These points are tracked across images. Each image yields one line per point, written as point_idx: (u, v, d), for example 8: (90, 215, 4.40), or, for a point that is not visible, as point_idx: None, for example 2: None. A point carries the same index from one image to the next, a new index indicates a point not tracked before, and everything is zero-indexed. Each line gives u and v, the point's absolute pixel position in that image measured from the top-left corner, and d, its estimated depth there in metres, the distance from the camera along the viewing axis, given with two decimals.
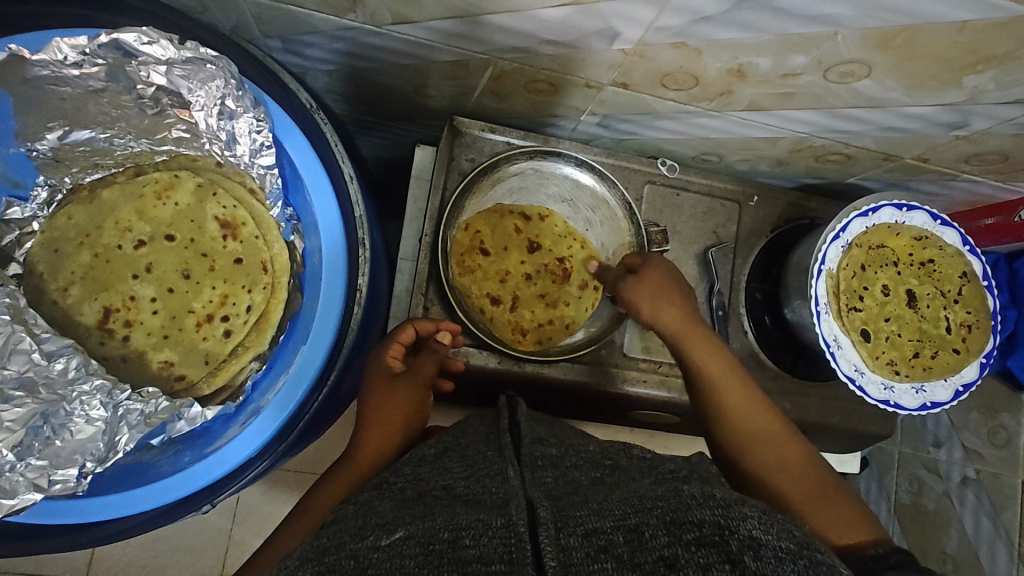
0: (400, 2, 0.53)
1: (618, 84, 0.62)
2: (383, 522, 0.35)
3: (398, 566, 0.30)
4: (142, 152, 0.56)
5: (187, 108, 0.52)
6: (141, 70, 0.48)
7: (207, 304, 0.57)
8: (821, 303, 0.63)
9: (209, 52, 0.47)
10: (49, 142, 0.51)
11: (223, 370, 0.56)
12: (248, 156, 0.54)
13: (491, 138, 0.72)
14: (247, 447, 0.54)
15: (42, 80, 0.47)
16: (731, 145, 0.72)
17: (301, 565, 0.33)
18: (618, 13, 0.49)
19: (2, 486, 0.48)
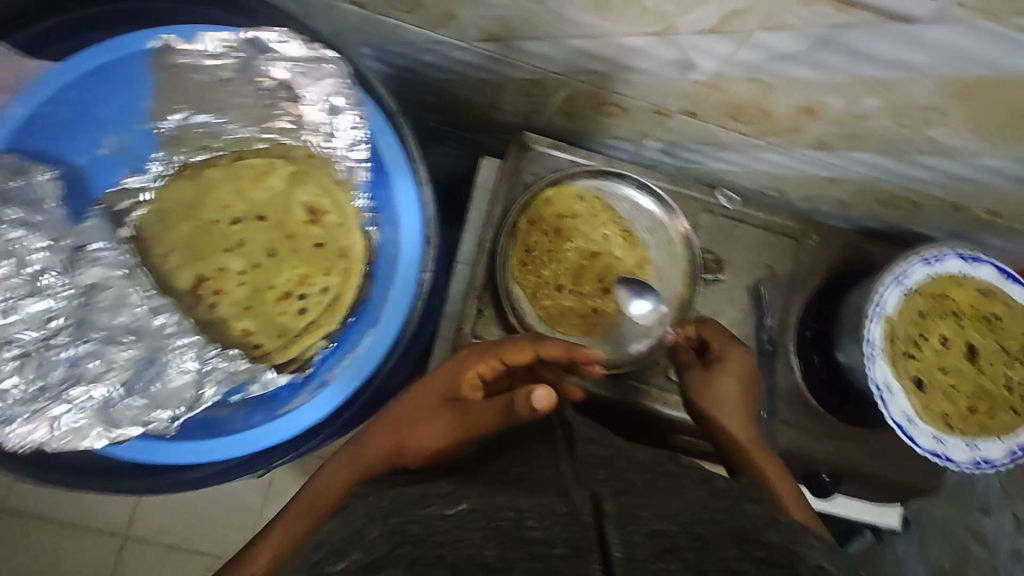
0: (491, 21, 0.57)
1: (687, 113, 0.64)
2: (444, 493, 0.37)
3: (462, 537, 0.32)
4: (246, 139, 0.60)
5: (298, 103, 0.59)
6: (264, 65, 0.56)
7: (287, 281, 0.61)
8: (875, 346, 0.62)
9: (330, 53, 0.54)
10: (174, 121, 0.58)
11: (295, 343, 0.60)
12: (344, 148, 0.59)
13: (556, 155, 0.74)
14: (318, 409, 0.59)
15: (182, 66, 0.56)
16: (793, 182, 0.73)
17: (365, 529, 0.34)
18: (696, 46, 0.52)
19: (110, 417, 0.55)
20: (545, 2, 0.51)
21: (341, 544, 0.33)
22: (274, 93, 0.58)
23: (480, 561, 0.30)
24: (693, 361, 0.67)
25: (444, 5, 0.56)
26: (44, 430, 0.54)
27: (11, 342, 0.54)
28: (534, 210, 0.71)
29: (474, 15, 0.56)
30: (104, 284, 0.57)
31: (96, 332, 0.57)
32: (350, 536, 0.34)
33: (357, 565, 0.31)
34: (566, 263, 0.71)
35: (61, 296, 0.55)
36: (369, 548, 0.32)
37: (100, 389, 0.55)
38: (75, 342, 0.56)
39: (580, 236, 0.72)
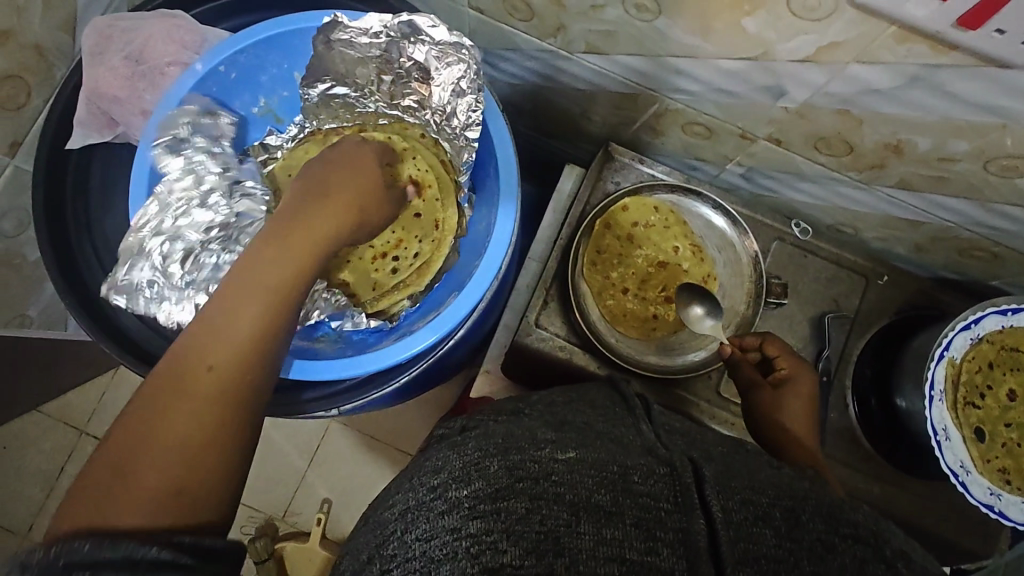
0: (598, 35, 0.62)
1: (771, 140, 0.67)
2: (552, 439, 0.42)
3: (579, 480, 0.37)
4: (371, 114, 0.69)
5: (427, 83, 0.64)
6: (408, 47, 0.61)
7: (385, 243, 0.68)
8: (935, 389, 0.62)
9: (467, 42, 0.57)
10: (319, 90, 0.65)
11: (387, 296, 0.67)
12: (460, 128, 0.64)
13: (638, 168, 0.78)
14: (401, 351, 0.60)
15: (338, 42, 0.60)
16: (870, 220, 0.74)
17: (484, 462, 0.39)
18: (790, 74, 0.55)
19: None
20: (652, 21, 0.56)
21: (461, 472, 0.38)
22: (409, 72, 0.64)
23: (595, 503, 0.36)
24: (756, 375, 0.67)
25: (557, 16, 0.62)
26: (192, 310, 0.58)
27: (176, 237, 0.60)
28: (610, 214, 0.75)
29: (583, 27, 0.62)
30: (250, 215, 0.65)
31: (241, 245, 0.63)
32: (471, 467, 0.39)
33: (482, 494, 0.36)
34: (634, 268, 0.75)
35: (222, 213, 0.63)
36: (489, 479, 0.37)
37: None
38: (226, 250, 0.62)
39: (650, 245, 0.75)
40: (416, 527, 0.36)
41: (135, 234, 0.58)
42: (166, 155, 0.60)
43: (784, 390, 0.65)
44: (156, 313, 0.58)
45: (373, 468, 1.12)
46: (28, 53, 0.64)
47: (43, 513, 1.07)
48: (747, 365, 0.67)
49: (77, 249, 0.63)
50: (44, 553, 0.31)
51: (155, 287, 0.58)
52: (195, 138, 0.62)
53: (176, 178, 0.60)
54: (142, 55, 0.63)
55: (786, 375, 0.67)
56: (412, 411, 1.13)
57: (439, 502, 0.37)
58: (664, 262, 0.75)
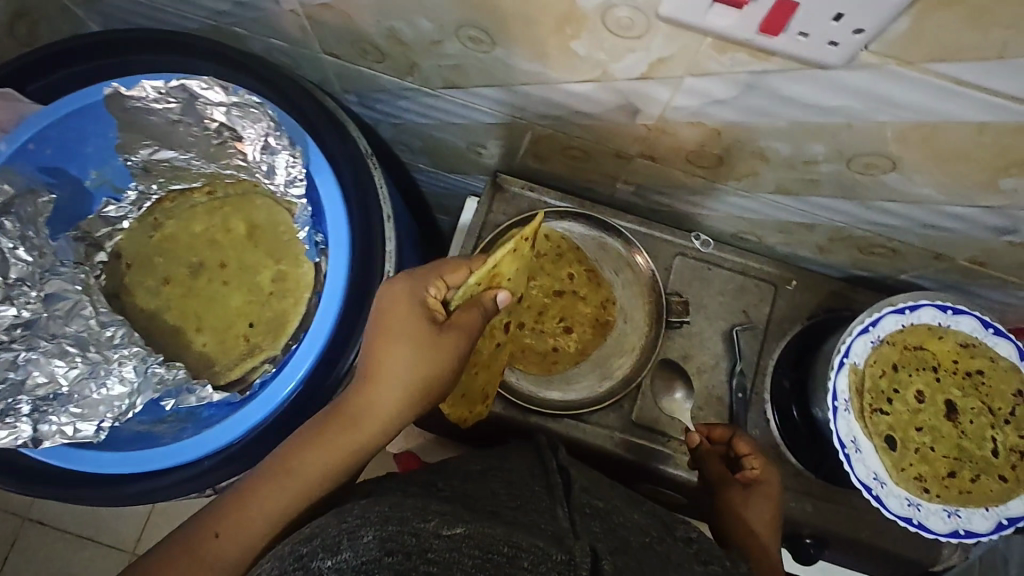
0: (449, 70, 0.60)
1: (646, 157, 0.65)
2: (442, 510, 0.41)
3: (458, 562, 0.37)
4: (213, 173, 0.67)
5: (242, 142, 0.62)
6: (204, 108, 0.59)
7: (236, 307, 0.65)
8: (839, 398, 0.59)
9: (254, 98, 0.57)
10: (142, 155, 0.63)
11: (239, 365, 0.63)
12: (285, 185, 0.63)
13: (530, 195, 0.76)
14: (223, 434, 0.56)
15: (136, 109, 0.58)
16: (767, 227, 0.72)
17: (358, 531, 0.38)
18: (635, 91, 0.53)
19: (37, 435, 0.55)
20: (491, 52, 0.54)
21: (334, 539, 0.38)
22: (221, 135, 0.62)
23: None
24: (722, 473, 0.64)
25: (406, 55, 0.60)
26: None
27: None
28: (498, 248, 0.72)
29: (433, 63, 0.60)
30: (63, 295, 0.62)
31: (47, 342, 0.61)
32: (346, 535, 0.39)
33: (345, 566, 0.37)
34: (528, 301, 0.71)
35: (33, 307, 0.60)
36: (359, 551, 0.37)
37: (52, 412, 0.57)
38: (42, 348, 0.60)
39: (544, 275, 0.72)
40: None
41: None
42: None
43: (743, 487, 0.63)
44: None
45: None
46: None
47: None
48: (715, 460, 0.65)
49: None
50: None
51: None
52: (4, 220, 0.58)
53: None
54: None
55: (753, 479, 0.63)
56: None
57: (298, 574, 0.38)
58: (556, 292, 0.72)
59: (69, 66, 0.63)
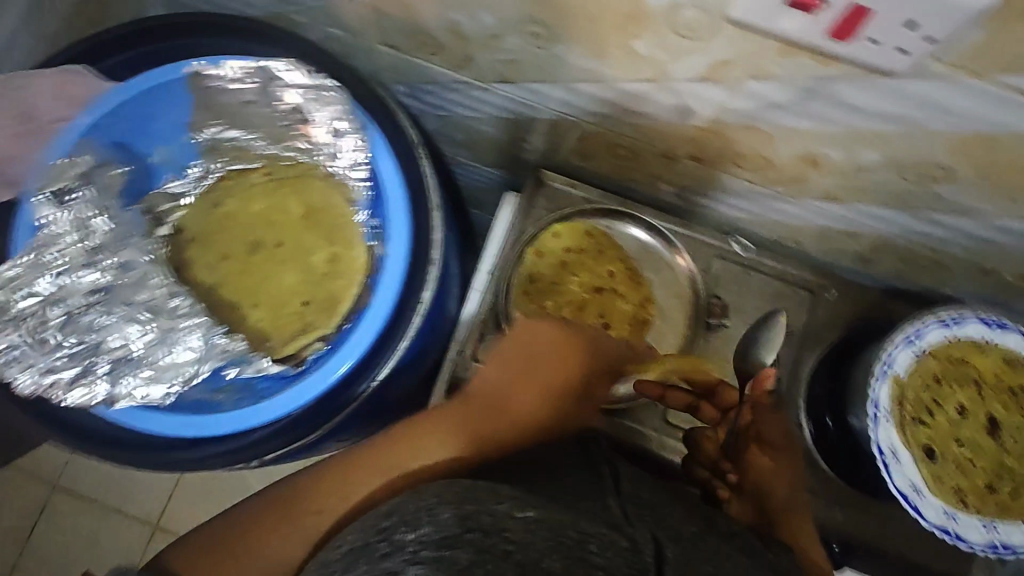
0: (505, 65, 0.61)
1: (693, 158, 0.65)
2: (512, 493, 0.42)
3: (531, 542, 0.38)
4: (273, 155, 0.65)
5: (309, 125, 0.62)
6: (278, 91, 0.60)
7: (295, 289, 0.62)
8: (880, 408, 0.59)
9: (330, 82, 0.58)
10: (209, 133, 0.63)
11: (294, 341, 0.61)
12: (346, 168, 0.62)
13: (571, 191, 0.76)
14: (288, 402, 0.58)
15: (212, 88, 0.60)
16: (809, 234, 0.72)
17: (436, 508, 0.40)
18: (692, 93, 0.54)
19: (112, 395, 0.57)
20: (549, 48, 0.55)
21: (413, 515, 0.40)
22: (290, 117, 0.62)
23: (542, 567, 0.36)
24: (779, 437, 0.64)
25: (462, 48, 0.61)
26: (65, 373, 0.57)
27: (54, 300, 0.58)
28: (540, 241, 0.73)
29: (489, 57, 0.61)
30: (136, 263, 0.62)
31: (123, 307, 0.60)
32: (423, 511, 0.40)
33: (428, 540, 0.38)
34: (568, 296, 0.72)
35: (111, 272, 0.60)
36: (439, 526, 0.38)
37: (125, 373, 0.58)
38: (118, 313, 0.60)
39: (585, 271, 0.73)
40: (357, 566, 0.38)
41: (7, 293, 0.56)
42: (50, 206, 0.58)
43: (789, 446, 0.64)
44: (17, 376, 0.56)
45: None
46: None
47: (22, 557, 1.17)
48: (778, 425, 0.64)
49: None
50: None
51: (21, 349, 0.56)
52: (87, 188, 0.59)
53: (60, 234, 0.58)
54: (26, 112, 0.61)
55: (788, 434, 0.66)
56: None
57: (382, 545, 0.39)
58: (599, 287, 0.73)
59: (136, 47, 0.66)
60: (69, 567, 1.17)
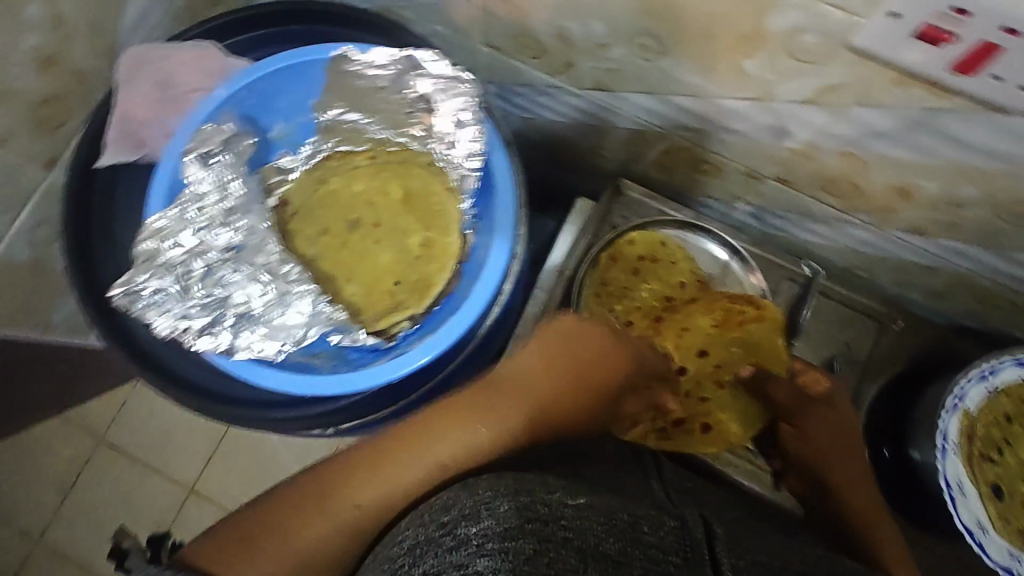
0: (606, 73, 0.64)
1: (779, 179, 0.67)
2: (561, 483, 0.44)
3: (591, 527, 0.39)
4: (382, 139, 0.68)
5: (431, 115, 0.64)
6: (412, 79, 0.62)
7: (389, 268, 0.66)
8: (949, 441, 0.60)
9: (468, 76, 0.60)
10: (329, 115, 0.66)
11: (385, 317, 0.64)
12: (460, 158, 0.63)
13: (649, 203, 0.79)
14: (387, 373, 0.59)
15: (351, 72, 0.62)
16: (883, 264, 0.73)
17: (494, 500, 0.40)
18: (793, 115, 0.55)
19: (235, 344, 0.58)
20: (656, 60, 0.58)
21: (473, 508, 0.40)
22: (414, 104, 0.64)
23: (602, 551, 0.38)
24: (788, 399, 0.65)
25: (566, 54, 0.64)
26: (196, 322, 0.58)
27: (198, 252, 0.60)
28: (616, 247, 0.75)
29: (591, 65, 0.63)
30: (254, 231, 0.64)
31: (248, 267, 0.62)
32: (482, 505, 0.40)
33: (491, 532, 0.38)
34: (638, 302, 0.74)
35: (242, 233, 0.63)
36: (500, 517, 0.39)
37: (246, 328, 0.59)
38: (242, 271, 0.62)
39: (655, 280, 0.75)
40: (423, 562, 0.38)
41: (154, 242, 0.58)
42: (195, 166, 0.60)
43: (807, 407, 0.64)
44: (154, 320, 0.57)
45: None
46: (70, 78, 0.64)
47: (56, 519, 1.10)
48: (783, 388, 0.65)
49: (94, 252, 0.63)
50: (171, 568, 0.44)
51: (165, 296, 0.58)
52: (225, 155, 0.62)
53: (204, 194, 0.60)
54: (171, 82, 0.66)
55: (824, 392, 0.64)
56: None
57: (447, 539, 0.39)
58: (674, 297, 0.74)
59: (257, 29, 0.70)
60: (105, 532, 1.10)
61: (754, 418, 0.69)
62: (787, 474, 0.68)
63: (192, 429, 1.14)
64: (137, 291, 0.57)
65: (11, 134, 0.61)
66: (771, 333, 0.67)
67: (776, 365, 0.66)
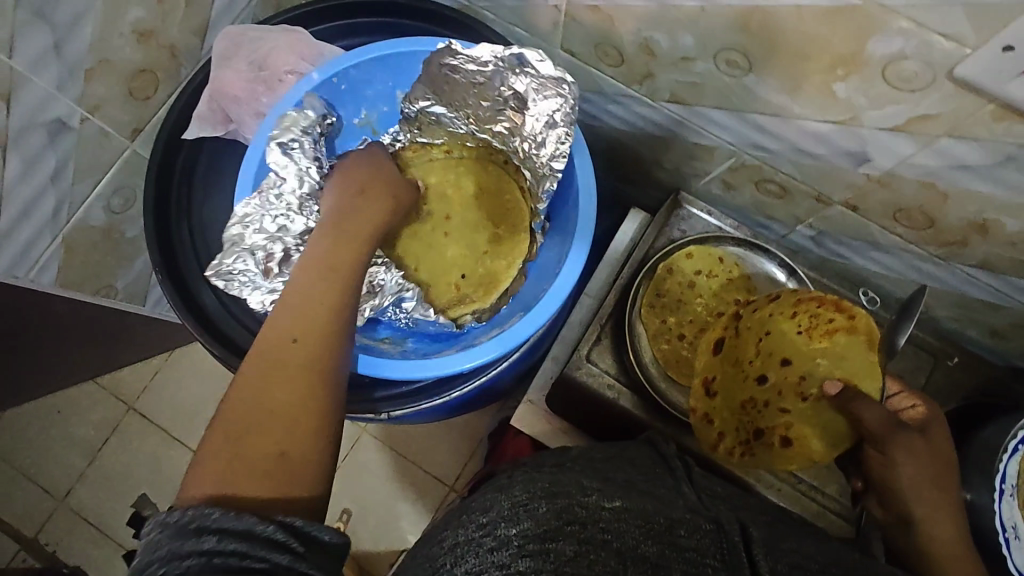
0: (685, 86, 0.64)
1: (848, 205, 0.66)
2: (598, 487, 0.44)
3: (628, 530, 0.40)
4: (462, 134, 0.71)
5: (522, 112, 0.65)
6: (511, 76, 0.62)
7: (455, 259, 0.69)
8: (1007, 484, 0.62)
9: (569, 79, 0.59)
10: (419, 106, 0.68)
11: (453, 308, 0.69)
12: (547, 158, 0.65)
13: (705, 219, 0.80)
14: (461, 360, 0.62)
15: (450, 66, 0.63)
16: (943, 299, 0.72)
17: (532, 503, 0.41)
18: (877, 142, 0.55)
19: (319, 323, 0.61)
20: (741, 78, 0.58)
21: (511, 511, 0.41)
22: (506, 101, 0.65)
23: (641, 554, 0.38)
24: (879, 423, 0.58)
25: (647, 65, 0.65)
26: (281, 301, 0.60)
27: (277, 237, 0.61)
28: (674, 260, 0.76)
29: (671, 77, 0.64)
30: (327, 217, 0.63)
31: None
32: (520, 508, 0.41)
33: (531, 533, 0.39)
34: (692, 315, 0.75)
35: (315, 221, 0.62)
36: (538, 520, 0.40)
37: None
38: None
39: (711, 295, 0.76)
40: (464, 562, 0.39)
41: (240, 227, 0.60)
42: (278, 153, 0.61)
43: (899, 433, 0.58)
44: (246, 296, 0.60)
45: (405, 493, 1.10)
46: (163, 52, 0.66)
47: (80, 482, 1.11)
48: (873, 408, 0.58)
49: (172, 229, 0.65)
50: (179, 517, 0.34)
51: (250, 275, 0.59)
52: (304, 140, 0.63)
53: (282, 178, 0.61)
54: (265, 63, 0.68)
55: (922, 419, 0.62)
56: (447, 438, 1.12)
57: (487, 539, 0.39)
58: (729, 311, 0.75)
59: (342, 19, 0.71)
60: (126, 499, 1.11)
61: (840, 432, 0.63)
62: (867, 492, 0.65)
63: (222, 406, 1.15)
64: (226, 274, 0.59)
65: (105, 101, 0.63)
66: (861, 350, 0.63)
67: (871, 391, 0.61)
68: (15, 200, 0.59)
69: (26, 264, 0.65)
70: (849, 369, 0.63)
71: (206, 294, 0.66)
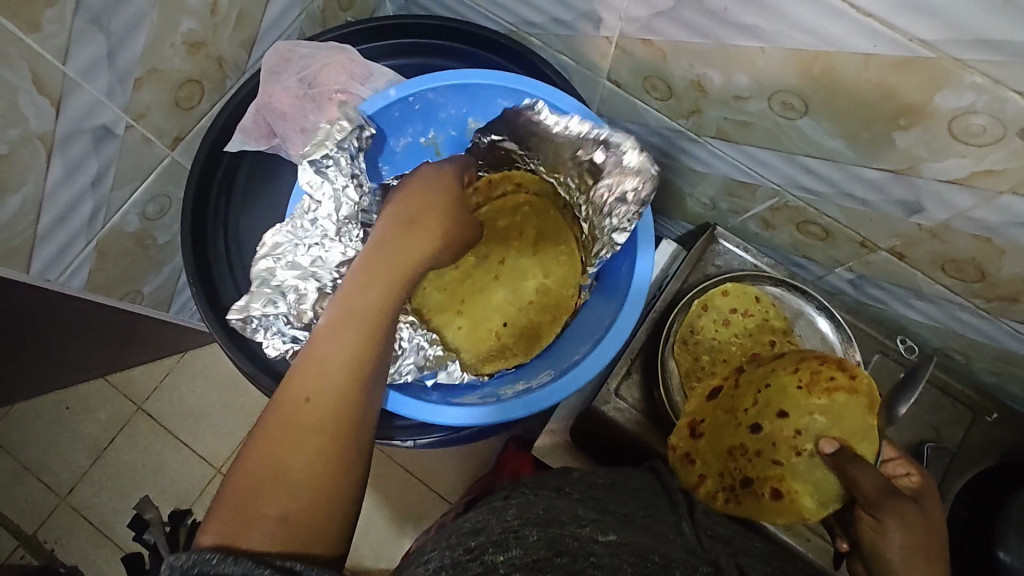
0: (733, 123, 0.63)
1: (894, 252, 0.65)
2: (594, 517, 0.42)
3: (618, 566, 0.38)
4: (530, 171, 0.72)
5: (594, 180, 0.66)
6: (590, 145, 0.63)
7: (502, 305, 0.71)
8: None
9: (651, 167, 0.61)
10: (491, 140, 0.68)
11: (491, 361, 0.69)
12: (609, 229, 0.66)
13: (742, 255, 0.79)
14: (491, 415, 0.62)
15: (540, 122, 0.64)
16: (986, 352, 0.70)
17: (523, 530, 0.39)
18: (933, 192, 0.54)
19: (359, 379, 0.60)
20: (796, 120, 0.57)
21: (500, 536, 0.39)
22: (580, 165, 0.66)
23: None
24: (875, 488, 0.51)
25: (696, 100, 0.64)
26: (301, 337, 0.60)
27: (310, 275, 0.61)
28: (709, 297, 0.75)
29: (720, 114, 0.63)
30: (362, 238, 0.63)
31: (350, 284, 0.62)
32: (511, 534, 0.39)
33: (519, 563, 0.37)
34: (725, 355, 0.73)
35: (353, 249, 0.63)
36: (528, 549, 0.38)
37: None
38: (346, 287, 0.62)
39: (745, 335, 0.74)
40: None
41: (270, 260, 0.60)
42: (311, 172, 0.59)
43: (893, 500, 0.51)
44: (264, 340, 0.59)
45: (411, 512, 1.08)
46: (210, 63, 0.65)
47: (83, 481, 1.10)
48: (869, 472, 0.52)
49: (208, 233, 0.67)
50: (185, 559, 0.33)
51: (276, 318, 0.59)
52: (340, 156, 0.60)
53: (320, 202, 0.61)
54: (314, 79, 0.67)
55: (916, 488, 0.56)
56: (457, 459, 1.10)
57: (474, 564, 0.37)
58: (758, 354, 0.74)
59: (390, 38, 0.71)
60: (128, 501, 1.09)
61: (831, 490, 0.56)
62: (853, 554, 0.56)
63: (231, 412, 1.13)
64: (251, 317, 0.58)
65: (150, 109, 0.62)
66: (860, 410, 0.59)
67: (865, 454, 0.56)
68: (55, 203, 0.59)
69: (59, 268, 0.64)
70: (846, 429, 0.58)
71: (232, 303, 0.66)
